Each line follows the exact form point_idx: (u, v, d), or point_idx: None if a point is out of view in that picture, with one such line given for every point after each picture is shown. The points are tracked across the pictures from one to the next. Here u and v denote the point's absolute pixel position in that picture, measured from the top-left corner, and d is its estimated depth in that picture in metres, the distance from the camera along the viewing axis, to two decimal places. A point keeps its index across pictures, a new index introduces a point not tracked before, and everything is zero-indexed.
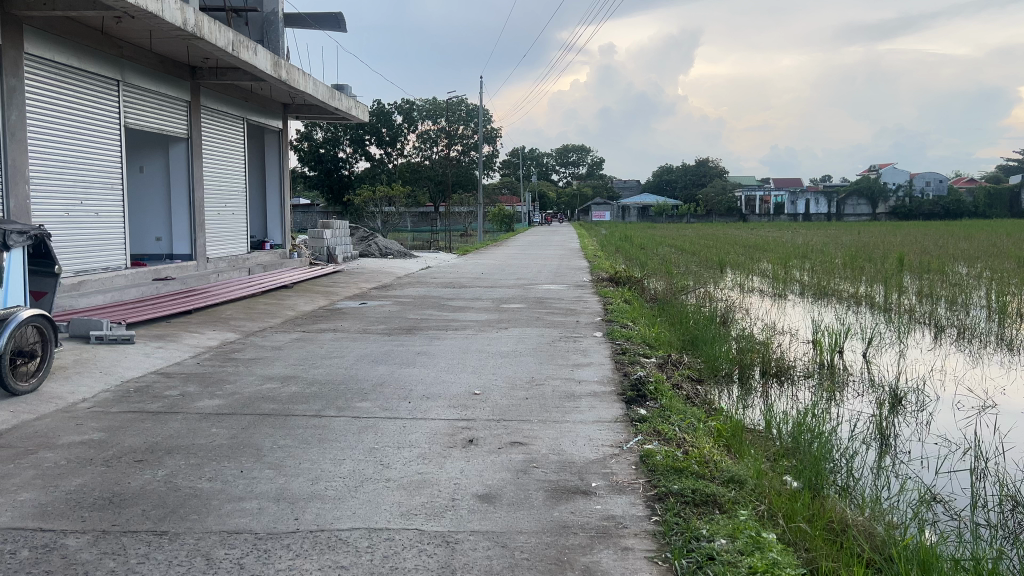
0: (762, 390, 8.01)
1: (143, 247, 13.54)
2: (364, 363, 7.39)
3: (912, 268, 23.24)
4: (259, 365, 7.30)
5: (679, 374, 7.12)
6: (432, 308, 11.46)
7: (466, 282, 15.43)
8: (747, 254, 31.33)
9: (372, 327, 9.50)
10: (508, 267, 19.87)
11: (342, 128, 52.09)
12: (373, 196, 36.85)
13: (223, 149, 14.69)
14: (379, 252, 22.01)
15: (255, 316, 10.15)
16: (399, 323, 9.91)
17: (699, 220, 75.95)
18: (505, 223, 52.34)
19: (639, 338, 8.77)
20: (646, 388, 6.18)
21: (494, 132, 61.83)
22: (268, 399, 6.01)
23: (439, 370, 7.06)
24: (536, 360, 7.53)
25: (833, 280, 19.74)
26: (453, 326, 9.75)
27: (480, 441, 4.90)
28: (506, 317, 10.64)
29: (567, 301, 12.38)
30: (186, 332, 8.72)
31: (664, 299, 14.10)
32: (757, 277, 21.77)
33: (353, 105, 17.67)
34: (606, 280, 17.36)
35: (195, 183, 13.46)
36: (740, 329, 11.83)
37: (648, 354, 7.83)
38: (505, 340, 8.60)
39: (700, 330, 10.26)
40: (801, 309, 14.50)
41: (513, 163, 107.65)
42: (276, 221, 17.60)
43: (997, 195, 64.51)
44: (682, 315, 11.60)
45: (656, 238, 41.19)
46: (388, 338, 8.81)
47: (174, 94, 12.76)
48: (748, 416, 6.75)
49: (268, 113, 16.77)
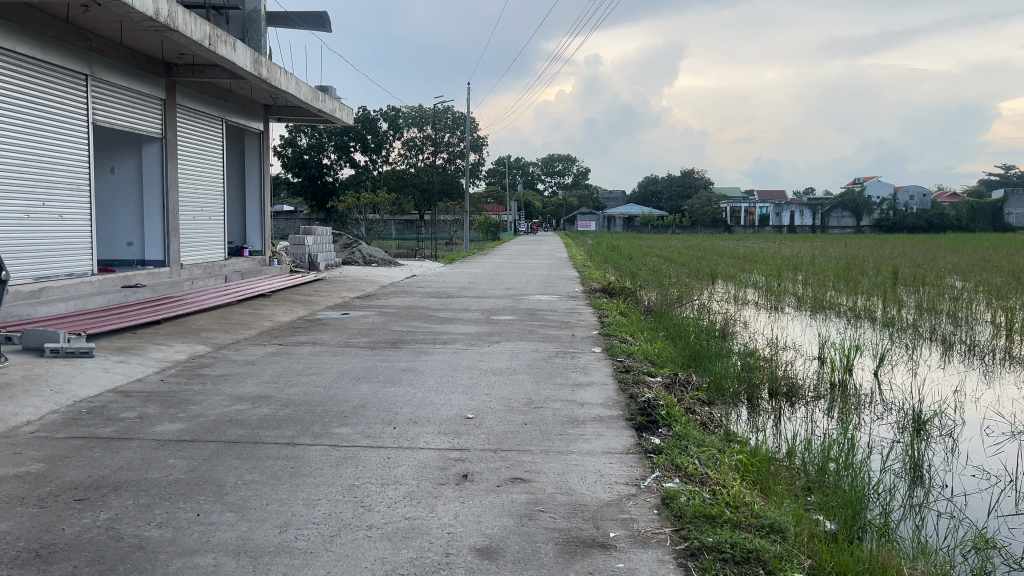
0: (776, 415, 7.43)
1: (113, 252, 12.83)
2: (345, 382, 6.75)
3: (905, 280, 22.86)
4: (229, 382, 6.65)
5: (689, 396, 6.55)
6: (418, 319, 10.83)
7: (454, 292, 14.80)
8: (737, 266, 30.93)
9: (354, 340, 8.86)
10: (497, 277, 19.26)
11: (327, 135, 51.48)
12: (357, 203, 36.27)
13: (200, 151, 14.02)
14: (363, 260, 21.34)
15: (230, 327, 9.49)
16: (384, 336, 9.27)
17: (685, 230, 75.85)
18: (489, 232, 51.89)
19: (641, 356, 8.20)
20: (657, 413, 5.59)
21: (480, 140, 61.41)
22: (236, 423, 5.37)
23: (428, 390, 6.44)
24: (533, 378, 6.92)
25: (829, 293, 19.29)
26: (441, 339, 9.12)
27: (476, 477, 4.29)
28: (498, 329, 10.03)
29: (560, 313, 11.78)
30: (152, 345, 8.06)
31: (660, 311, 13.56)
32: (750, 289, 21.31)
33: (337, 107, 17.04)
34: (598, 290, 16.81)
35: (170, 186, 12.79)
36: (743, 345, 11.28)
37: (654, 373, 7.26)
38: (498, 356, 7.99)
39: (703, 347, 9.70)
40: (802, 323, 13.97)
41: (499, 172, 107.34)
42: (256, 227, 16.92)
43: (981, 209, 64.71)
44: (683, 329, 11.04)
45: (644, 249, 40.85)
46: (371, 352, 8.18)
47: (147, 91, 12.10)
48: (767, 445, 6.18)
49: (249, 114, 16.10)
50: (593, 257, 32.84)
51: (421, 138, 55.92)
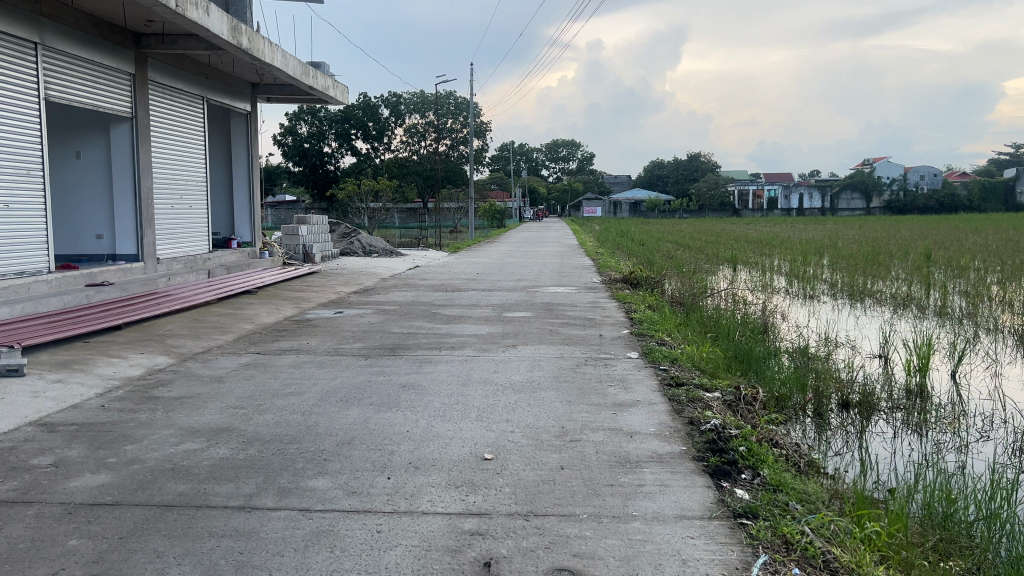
0: (861, 437, 6.08)
1: (81, 246, 11.52)
2: (330, 405, 5.42)
3: (938, 263, 21.52)
4: (185, 408, 5.34)
5: (760, 417, 5.24)
6: (421, 318, 9.48)
7: (461, 285, 13.46)
8: (756, 250, 29.48)
9: (346, 347, 7.53)
10: (507, 266, 17.94)
11: (328, 122, 50.31)
12: (358, 191, 35.12)
13: (178, 133, 12.69)
14: (363, 250, 20.00)
15: (202, 333, 8.16)
16: (381, 340, 7.92)
17: (692, 215, 74.50)
18: (494, 218, 50.47)
19: (689, 363, 6.89)
20: (735, 451, 4.27)
21: (483, 125, 60.13)
22: (178, 474, 4.04)
23: (434, 415, 5.11)
24: (565, 397, 5.57)
25: (862, 279, 17.96)
26: (447, 343, 7.77)
27: (504, 567, 2.98)
28: (514, 329, 8.69)
29: (581, 308, 10.41)
30: (102, 358, 6.73)
31: (689, 302, 12.26)
32: (776, 275, 19.98)
33: (330, 85, 15.66)
34: (618, 280, 15.49)
35: (142, 171, 11.46)
36: (792, 342, 9.90)
37: (709, 387, 5.95)
38: (517, 365, 6.65)
39: (753, 349, 8.34)
40: (846, 316, 12.58)
41: (504, 159, 106.01)
42: (245, 216, 15.59)
43: (994, 188, 63.13)
44: (724, 326, 9.66)
45: (654, 234, 39.38)
46: (364, 362, 6.84)
47: (112, 64, 10.75)
48: (869, 484, 4.85)
49: (233, 92, 14.73)
50: (603, 244, 31.38)
51: (423, 124, 54.58)
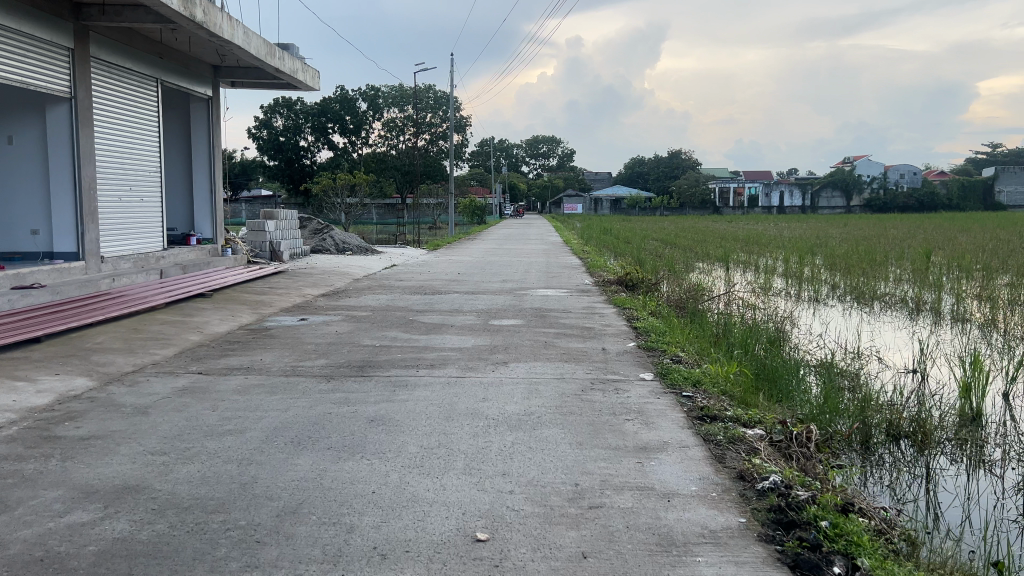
0: (932, 482, 5.00)
1: (14, 243, 10.21)
2: (276, 450, 4.25)
3: (938, 264, 20.63)
4: (88, 456, 4.14)
5: (825, 468, 4.14)
6: (396, 327, 8.31)
7: (441, 287, 12.31)
8: (745, 249, 28.54)
9: (306, 365, 6.35)
10: (489, 266, 16.80)
11: (304, 115, 49.01)
12: (333, 185, 33.87)
13: (127, 117, 11.38)
14: (335, 247, 18.75)
15: (137, 347, 6.93)
16: (348, 356, 6.75)
17: (673, 212, 73.70)
18: (474, 215, 49.30)
19: (716, 388, 5.78)
20: (817, 530, 3.17)
21: (464, 120, 58.92)
22: (47, 571, 2.86)
23: (408, 467, 3.96)
24: (574, 437, 4.45)
25: (866, 281, 16.97)
26: (426, 360, 6.61)
27: None
28: (504, 342, 7.55)
29: (576, 316, 9.28)
30: (4, 382, 5.50)
31: (691, 307, 11.18)
32: (773, 276, 18.97)
33: (299, 68, 14.40)
34: (610, 281, 14.39)
35: (84, 160, 10.16)
36: (813, 354, 8.83)
37: (749, 423, 4.85)
38: (512, 391, 5.51)
39: (778, 367, 7.24)
40: (860, 323, 11.56)
41: (483, 154, 104.77)
42: (205, 211, 14.33)
43: (972, 187, 62.86)
44: (740, 337, 8.56)
45: (637, 232, 38.50)
46: (325, 386, 5.67)
47: (47, 37, 9.44)
48: (972, 557, 3.76)
49: (192, 74, 13.44)
50: (588, 241, 30.30)
51: (402, 118, 53.21)
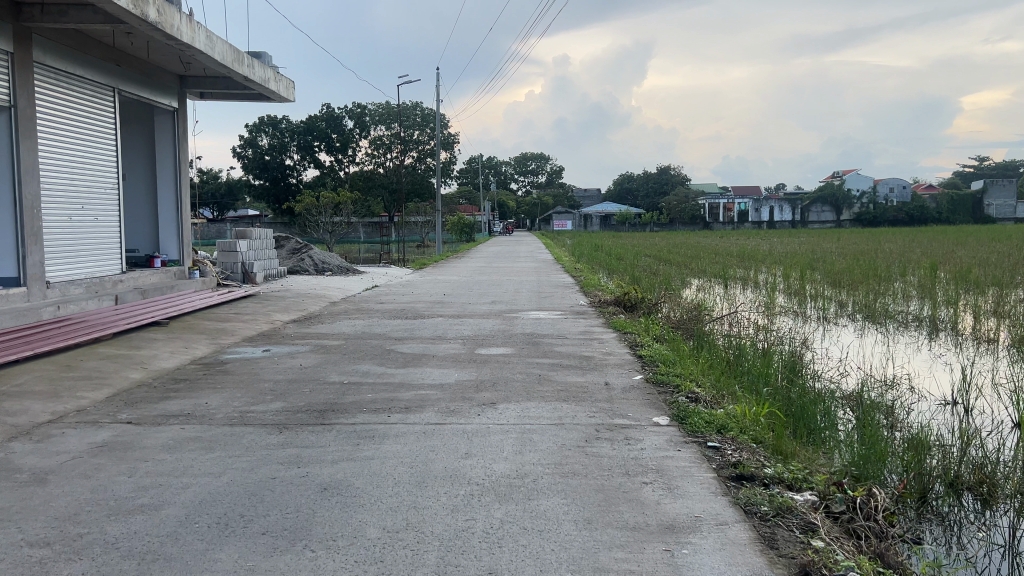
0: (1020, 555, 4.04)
1: None
2: (194, 538, 3.27)
3: (946, 279, 19.73)
4: None
5: (908, 557, 3.18)
6: (370, 360, 7.32)
7: (423, 310, 11.33)
8: (742, 265, 27.70)
9: (257, 411, 5.36)
10: (477, 287, 15.82)
11: (289, 133, 48.15)
12: (316, 204, 32.92)
13: (77, 128, 10.39)
14: (314, 268, 17.78)
15: (63, 389, 5.92)
16: (309, 398, 5.77)
17: (663, 228, 73.07)
18: (463, 233, 48.40)
19: (746, 435, 4.82)
20: None
21: (451, 137, 58.14)
22: None
23: (364, 565, 2.99)
24: (580, 512, 3.48)
25: (875, 298, 16.04)
26: (400, 402, 5.63)
27: None
28: (491, 376, 6.58)
29: (573, 343, 8.30)
30: None
31: (697, 331, 10.23)
32: (775, 293, 18.03)
33: (272, 77, 13.46)
34: (606, 301, 13.43)
35: (25, 175, 9.15)
36: (838, 383, 7.87)
37: (798, 486, 3.89)
38: (501, 443, 4.54)
39: (809, 403, 6.28)
40: (879, 346, 10.62)
41: (471, 171, 104.14)
42: (171, 230, 13.34)
43: (962, 200, 62.30)
44: (758, 366, 7.60)
45: (628, 248, 37.52)
46: (275, 441, 4.68)
47: None
48: None
49: (155, 83, 12.47)
50: (580, 258, 29.46)
51: (389, 135, 52.38)
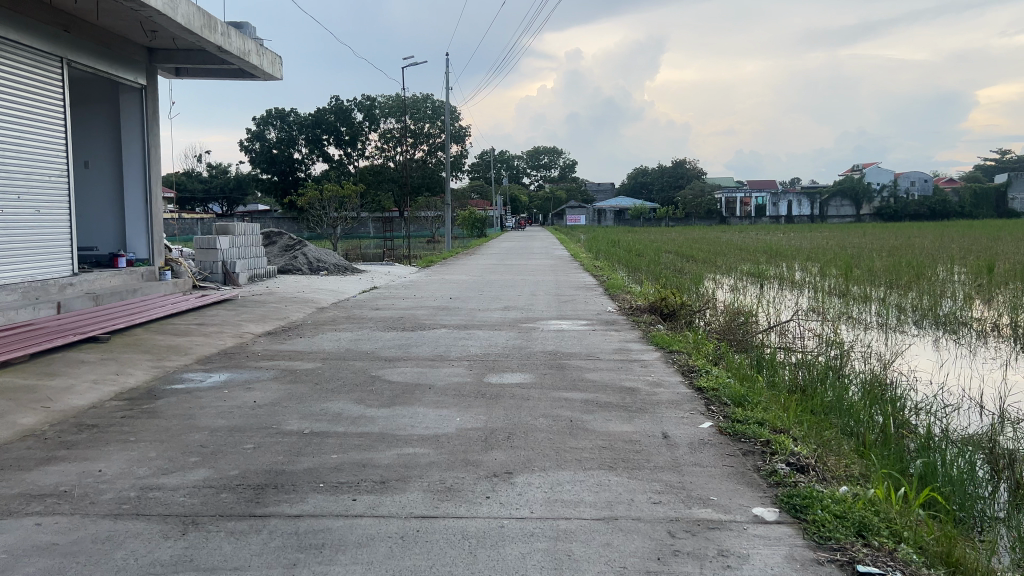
0: None
1: None
2: None
3: (1004, 277, 17.80)
4: None
5: None
6: (347, 394, 5.60)
7: (425, 319, 9.59)
8: (772, 261, 25.82)
9: (164, 491, 3.65)
10: (487, 288, 14.07)
11: (297, 127, 46.57)
12: (320, 199, 31.26)
13: (11, 103, 8.72)
14: (308, 267, 16.12)
15: None
16: (248, 463, 4.06)
17: (680, 223, 71.14)
18: (475, 227, 46.55)
19: (910, 542, 3.10)
20: None
21: (463, 130, 56.40)
22: None
23: None
24: None
25: (938, 301, 14.14)
26: (375, 472, 3.91)
27: None
28: (505, 422, 4.86)
29: (610, 367, 6.56)
30: None
31: (753, 346, 8.43)
32: (819, 294, 16.17)
33: (253, 50, 11.79)
34: (638, 307, 11.64)
35: None
36: (952, 421, 6.10)
37: None
38: (524, 568, 2.83)
39: (947, 459, 4.54)
40: (972, 364, 8.79)
41: (484, 166, 102.32)
42: (140, 224, 11.69)
43: (987, 194, 59.92)
44: (851, 400, 5.85)
45: (645, 244, 35.60)
46: (167, 555, 2.97)
47: None
48: None
49: (118, 55, 10.82)
50: (599, 254, 27.67)
51: (399, 128, 50.65)
